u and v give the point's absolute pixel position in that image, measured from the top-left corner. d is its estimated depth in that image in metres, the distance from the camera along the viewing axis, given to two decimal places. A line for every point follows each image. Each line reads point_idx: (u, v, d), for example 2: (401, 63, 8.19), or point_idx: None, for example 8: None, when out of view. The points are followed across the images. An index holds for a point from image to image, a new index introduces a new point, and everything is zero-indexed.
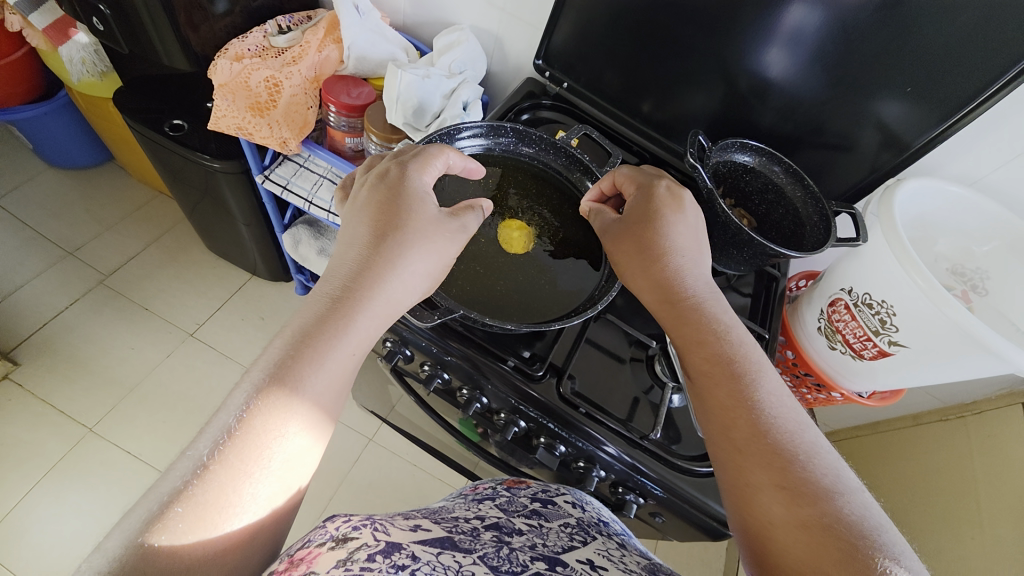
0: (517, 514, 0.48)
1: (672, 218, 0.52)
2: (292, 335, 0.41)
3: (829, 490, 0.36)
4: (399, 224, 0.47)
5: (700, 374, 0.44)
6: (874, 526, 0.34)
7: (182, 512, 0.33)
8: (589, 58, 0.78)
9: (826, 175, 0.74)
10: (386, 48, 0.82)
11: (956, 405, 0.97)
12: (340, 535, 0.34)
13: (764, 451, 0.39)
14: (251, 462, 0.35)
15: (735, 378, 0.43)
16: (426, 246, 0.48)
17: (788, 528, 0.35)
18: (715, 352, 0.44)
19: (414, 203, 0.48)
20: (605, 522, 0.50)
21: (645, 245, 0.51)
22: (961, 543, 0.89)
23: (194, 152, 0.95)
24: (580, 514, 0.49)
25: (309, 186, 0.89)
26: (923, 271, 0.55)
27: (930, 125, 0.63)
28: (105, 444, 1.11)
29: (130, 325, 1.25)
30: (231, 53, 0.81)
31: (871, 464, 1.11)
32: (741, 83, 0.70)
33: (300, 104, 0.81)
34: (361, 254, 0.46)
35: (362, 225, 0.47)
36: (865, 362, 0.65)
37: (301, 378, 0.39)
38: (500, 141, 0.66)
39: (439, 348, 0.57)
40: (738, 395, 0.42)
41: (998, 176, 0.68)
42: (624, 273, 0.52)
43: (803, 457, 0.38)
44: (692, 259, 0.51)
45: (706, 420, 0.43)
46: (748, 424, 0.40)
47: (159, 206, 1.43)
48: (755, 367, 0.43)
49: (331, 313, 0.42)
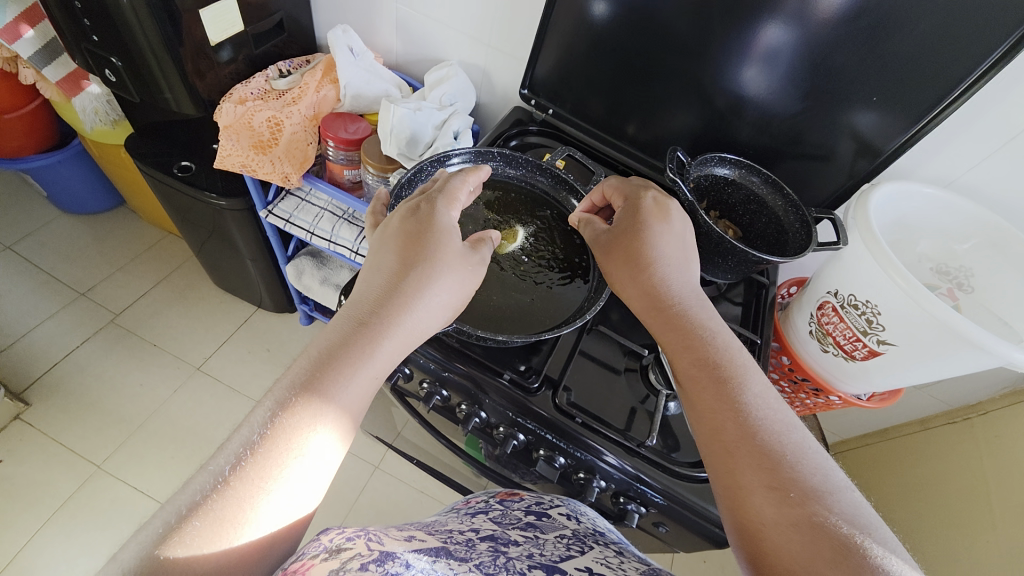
0: (512, 527, 0.48)
1: (659, 229, 0.55)
2: (312, 357, 0.43)
3: (817, 491, 0.37)
4: (424, 258, 0.49)
5: (690, 378, 0.45)
6: (862, 524, 0.35)
7: (199, 525, 0.34)
8: (573, 85, 0.83)
9: (806, 183, 0.76)
10: (380, 86, 0.87)
11: (961, 406, 0.97)
12: (334, 546, 0.34)
13: (755, 452, 0.40)
14: (269, 478, 0.37)
15: (723, 381, 0.44)
16: (447, 277, 0.50)
17: (781, 527, 0.36)
18: (703, 355, 0.46)
19: (440, 236, 0.51)
20: (601, 533, 0.51)
21: (632, 254, 0.53)
22: (981, 547, 0.86)
23: (201, 191, 1.00)
24: (576, 525, 0.50)
25: (311, 218, 0.94)
26: (902, 270, 0.57)
27: (900, 130, 0.66)
28: (113, 481, 1.12)
29: (139, 361, 1.28)
30: (236, 96, 0.86)
31: (883, 471, 1.09)
32: (718, 101, 0.74)
33: (301, 140, 0.85)
34: (384, 283, 0.48)
35: (388, 253, 0.50)
36: (857, 363, 0.66)
37: (322, 398, 0.41)
38: (488, 165, 0.70)
39: (439, 365, 0.59)
40: (725, 398, 0.43)
41: (971, 176, 0.71)
42: (614, 282, 0.55)
43: (791, 457, 0.39)
44: (677, 267, 0.53)
45: (697, 422, 0.44)
46: (743, 425, 0.41)
47: (167, 245, 1.48)
48: (742, 370, 0.45)
49: (354, 338, 0.44)
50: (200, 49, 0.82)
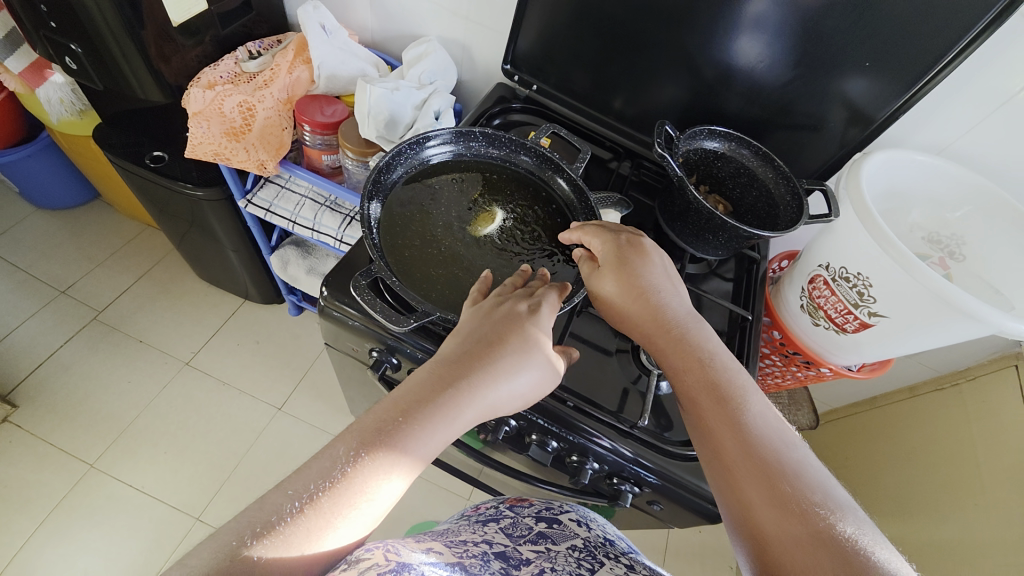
0: (523, 539, 0.51)
1: (644, 265, 0.52)
2: (382, 404, 0.42)
3: (822, 506, 0.36)
4: (515, 341, 0.46)
5: (692, 399, 0.45)
6: (865, 541, 0.34)
7: (268, 545, 0.34)
8: (557, 59, 0.80)
9: (797, 155, 0.75)
10: (356, 65, 0.83)
11: (950, 373, 0.99)
12: (355, 557, 0.36)
13: (770, 481, 0.38)
14: (339, 513, 0.37)
15: (723, 400, 0.43)
16: (532, 365, 0.47)
17: (784, 545, 0.36)
18: (705, 375, 0.45)
19: (536, 325, 0.48)
20: (610, 541, 0.53)
21: (625, 293, 0.51)
22: (968, 509, 0.88)
23: (176, 181, 0.96)
24: (586, 534, 0.52)
25: (292, 207, 0.92)
26: (894, 242, 0.56)
27: (892, 97, 0.65)
28: (108, 479, 1.11)
29: (126, 358, 1.26)
30: (204, 80, 0.81)
31: (871, 438, 1.12)
32: (706, 72, 0.72)
33: (275, 125, 0.82)
34: (463, 348, 0.46)
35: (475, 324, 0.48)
36: (848, 335, 0.66)
37: (394, 451, 0.40)
38: (470, 145, 0.67)
39: (427, 355, 0.57)
40: (728, 417, 0.43)
41: (963, 142, 0.69)
42: (610, 318, 0.53)
43: (793, 473, 0.39)
44: (673, 294, 0.51)
45: (701, 441, 0.44)
46: (756, 455, 0.40)
47: (147, 239, 1.44)
48: (747, 397, 0.44)
49: (422, 393, 0.43)
50: (163, 31, 0.78)
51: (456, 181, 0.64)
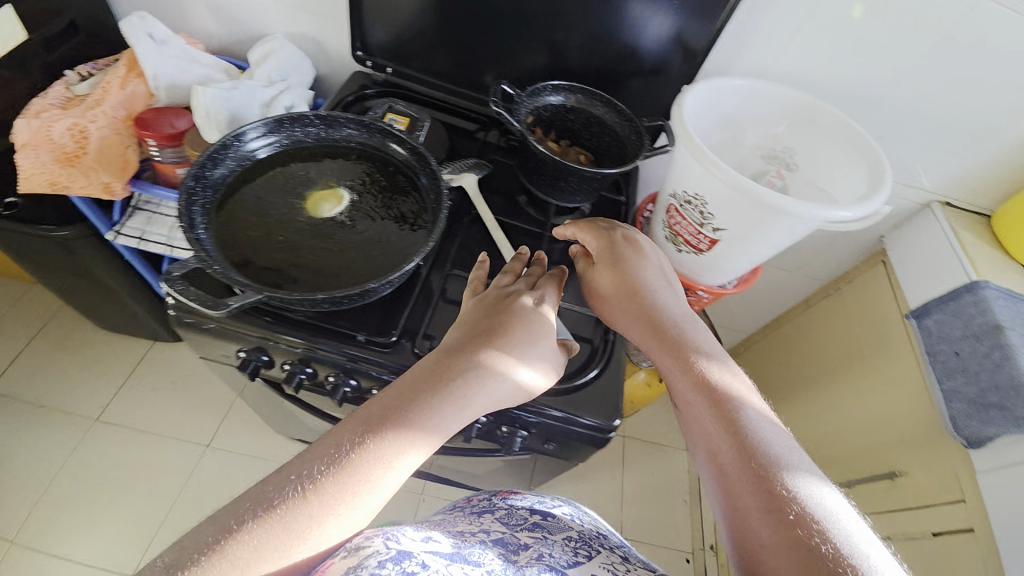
0: (521, 528, 0.53)
1: (635, 261, 0.58)
2: (384, 397, 0.44)
3: (820, 513, 0.37)
4: (520, 335, 0.49)
5: (686, 401, 0.48)
6: (855, 545, 0.35)
7: (257, 527, 0.35)
8: (403, 37, 0.80)
9: (643, 96, 0.79)
10: (199, 72, 0.81)
11: (833, 280, 1.07)
12: (354, 544, 0.35)
13: (729, 428, 0.44)
14: (337, 503, 0.37)
15: (719, 403, 0.46)
16: (535, 350, 0.50)
17: (779, 547, 0.36)
18: (702, 377, 0.48)
19: (537, 313, 0.52)
20: (604, 535, 0.56)
21: (623, 286, 0.56)
22: (862, 399, 0.96)
23: (32, 225, 0.89)
24: (581, 527, 0.55)
25: (166, 230, 0.87)
26: (717, 162, 0.59)
27: (707, 26, 0.69)
28: (21, 558, 1.02)
29: (26, 427, 1.16)
30: (31, 110, 0.77)
31: (781, 354, 1.20)
32: (541, 29, 0.74)
33: (115, 145, 0.78)
34: (460, 342, 0.49)
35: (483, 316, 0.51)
36: (706, 255, 0.70)
37: (397, 445, 0.41)
38: (308, 130, 0.65)
39: (291, 342, 0.56)
40: (726, 415, 0.45)
41: (781, 62, 0.75)
42: (606, 312, 0.58)
43: (787, 474, 0.40)
44: (668, 293, 0.56)
45: (699, 439, 0.46)
46: (721, 406, 0.46)
47: (34, 297, 1.34)
48: (737, 393, 0.47)
49: (419, 388, 0.44)
50: None
51: (298, 169, 0.63)
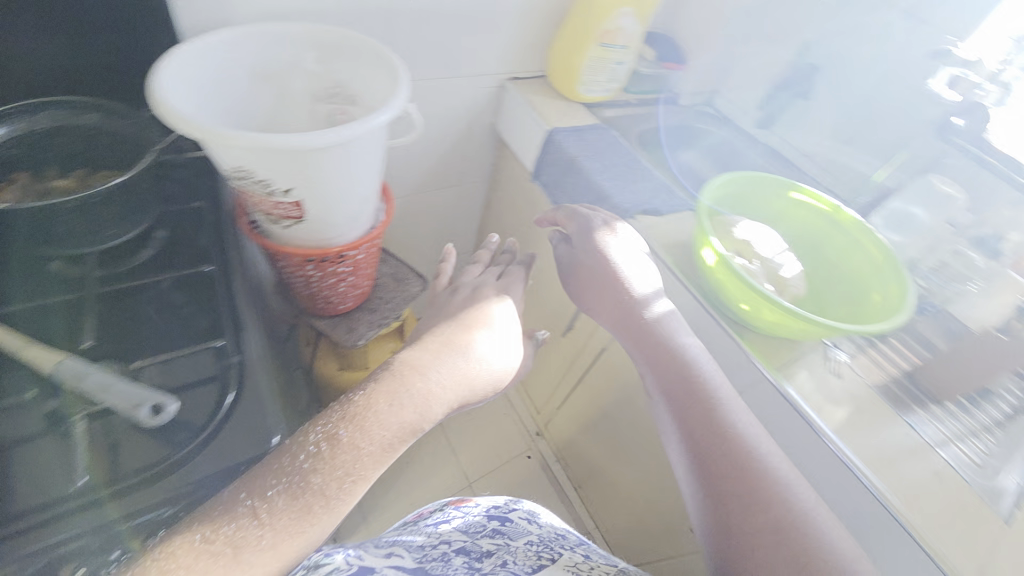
0: (481, 537, 0.63)
1: (613, 243, 0.73)
2: (397, 376, 0.54)
3: (782, 495, 0.53)
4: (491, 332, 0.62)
5: (675, 394, 0.62)
6: (808, 520, 0.51)
7: (223, 528, 0.42)
8: None
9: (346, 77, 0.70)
10: None
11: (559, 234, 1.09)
12: (314, 563, 0.53)
13: (712, 424, 0.58)
14: (320, 500, 0.45)
15: (706, 403, 0.60)
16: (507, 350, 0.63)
17: (756, 528, 0.51)
18: (688, 380, 0.62)
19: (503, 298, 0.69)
20: (561, 535, 0.66)
21: (607, 282, 0.71)
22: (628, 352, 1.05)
23: None
24: (538, 529, 0.66)
25: None
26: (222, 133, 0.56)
27: None
28: None
29: None
30: None
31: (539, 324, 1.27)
32: None
33: None
34: (468, 354, 0.58)
35: (481, 312, 0.65)
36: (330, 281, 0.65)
37: (369, 447, 0.49)
38: None
39: None
40: (710, 412, 0.59)
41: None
42: (594, 312, 0.73)
43: (763, 466, 0.55)
44: (647, 282, 0.71)
45: (688, 428, 0.60)
46: (697, 398, 0.61)
47: None
48: (720, 396, 0.61)
49: (434, 382, 0.54)
50: None
51: None
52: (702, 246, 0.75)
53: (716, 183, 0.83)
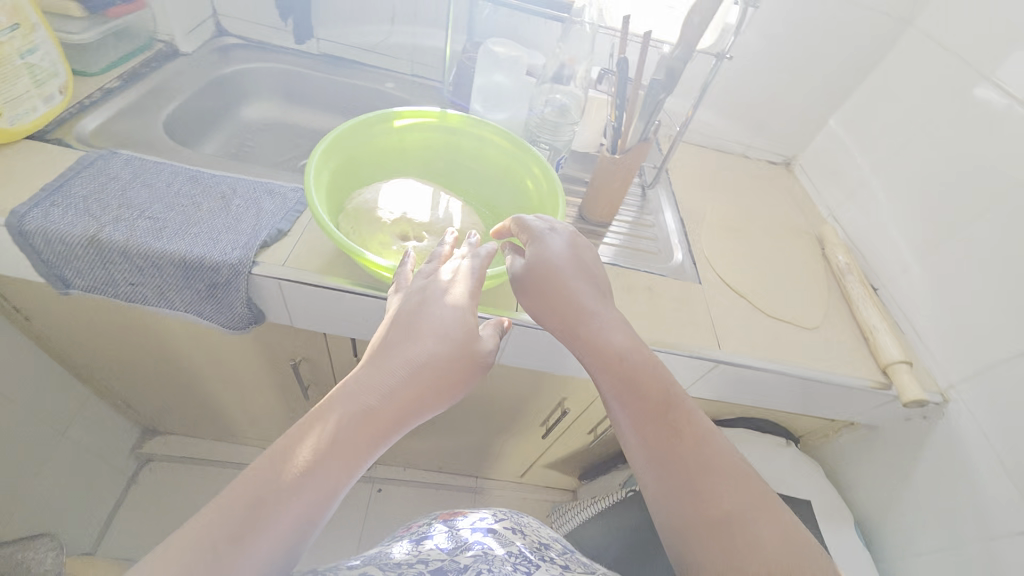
0: (460, 551, 0.59)
1: (552, 251, 0.60)
2: (367, 378, 0.47)
3: (732, 498, 0.50)
4: (468, 321, 0.52)
5: (631, 394, 0.54)
6: (761, 539, 0.48)
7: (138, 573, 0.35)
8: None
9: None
10: None
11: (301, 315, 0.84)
12: None
13: (673, 429, 0.53)
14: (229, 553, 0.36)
15: (665, 408, 0.54)
16: (449, 367, 0.50)
17: (706, 531, 0.49)
18: (646, 377, 0.55)
19: (456, 294, 0.54)
20: (544, 545, 0.66)
21: (550, 286, 0.58)
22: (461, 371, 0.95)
23: None
24: (519, 540, 0.63)
25: None
26: None
27: None
28: None
29: None
30: None
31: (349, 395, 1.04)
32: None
33: None
34: (447, 353, 0.50)
35: (428, 330, 0.51)
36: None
37: (294, 488, 0.40)
38: None
39: None
40: (672, 421, 0.53)
41: None
42: (535, 309, 0.60)
43: (713, 473, 0.51)
44: (594, 290, 0.59)
45: (645, 433, 0.54)
46: (656, 402, 0.54)
47: None
48: (677, 400, 0.55)
49: (404, 390, 0.47)
50: None
51: None
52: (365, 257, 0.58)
53: (361, 122, 0.69)
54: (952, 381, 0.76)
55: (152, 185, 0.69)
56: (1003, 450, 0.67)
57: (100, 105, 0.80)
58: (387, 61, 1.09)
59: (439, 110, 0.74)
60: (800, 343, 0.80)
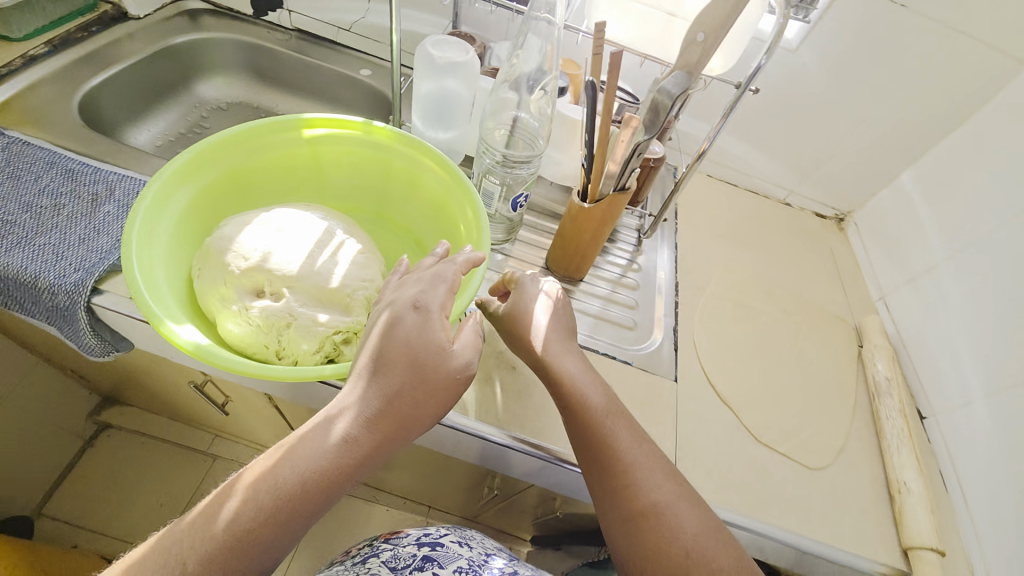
0: (411, 572, 0.47)
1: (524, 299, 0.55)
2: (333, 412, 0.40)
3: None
4: (443, 341, 0.41)
5: (607, 458, 0.47)
6: None
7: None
8: None
9: None
10: None
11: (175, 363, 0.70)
12: None
13: (655, 502, 0.45)
14: None
15: (642, 475, 0.47)
16: (421, 402, 0.40)
17: None
18: (624, 440, 0.48)
19: (423, 309, 0.42)
20: (493, 553, 0.52)
21: (525, 332, 0.54)
22: None
23: None
24: (468, 552, 0.51)
25: None
26: None
27: None
28: None
29: None
30: None
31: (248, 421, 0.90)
32: None
33: None
34: (423, 381, 0.40)
35: (389, 350, 0.41)
36: None
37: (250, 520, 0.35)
38: None
39: None
40: (650, 490, 0.46)
41: None
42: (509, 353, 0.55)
43: (707, 558, 0.43)
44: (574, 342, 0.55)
45: (619, 500, 0.46)
46: (636, 469, 0.47)
47: None
48: (661, 471, 0.47)
49: (372, 428, 0.39)
50: None
51: None
52: (182, 318, 0.44)
53: (253, 131, 0.55)
54: None
55: (21, 177, 0.59)
56: None
57: (15, 73, 0.71)
58: (362, 43, 0.94)
59: (363, 120, 0.59)
60: (791, 490, 0.60)
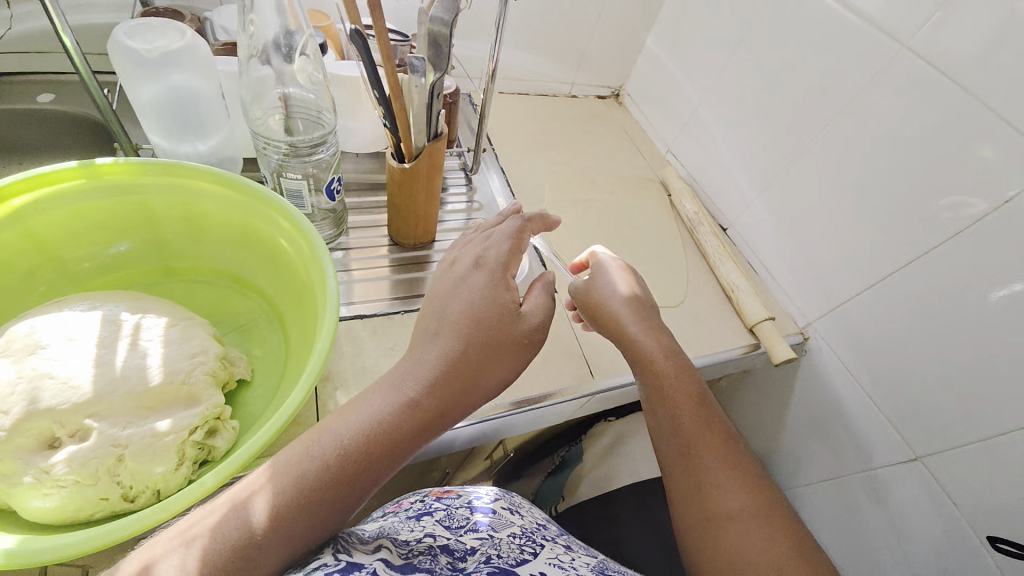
0: (465, 533, 0.40)
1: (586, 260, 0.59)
2: (398, 381, 0.38)
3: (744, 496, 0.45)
4: (512, 301, 0.42)
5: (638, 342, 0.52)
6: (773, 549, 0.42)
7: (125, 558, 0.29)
8: None
9: None
10: None
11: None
12: None
13: (684, 398, 0.49)
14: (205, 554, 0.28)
15: (680, 374, 0.50)
16: (486, 361, 0.39)
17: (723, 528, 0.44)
18: (665, 348, 0.52)
19: (492, 263, 0.44)
20: (543, 524, 0.45)
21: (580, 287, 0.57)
22: None
23: None
24: (520, 521, 0.43)
25: None
26: None
27: None
28: None
29: None
30: None
31: None
32: None
33: None
34: (485, 338, 0.40)
35: (456, 313, 0.41)
36: None
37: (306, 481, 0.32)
38: None
39: None
40: (679, 393, 0.49)
41: None
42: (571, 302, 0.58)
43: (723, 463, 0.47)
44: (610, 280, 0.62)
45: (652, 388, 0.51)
46: (669, 360, 0.51)
47: None
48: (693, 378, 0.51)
49: (440, 391, 0.37)
50: None
51: None
52: None
53: None
54: (808, 319, 0.74)
55: None
56: (870, 390, 0.66)
57: None
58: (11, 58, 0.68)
59: (79, 163, 0.45)
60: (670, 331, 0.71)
